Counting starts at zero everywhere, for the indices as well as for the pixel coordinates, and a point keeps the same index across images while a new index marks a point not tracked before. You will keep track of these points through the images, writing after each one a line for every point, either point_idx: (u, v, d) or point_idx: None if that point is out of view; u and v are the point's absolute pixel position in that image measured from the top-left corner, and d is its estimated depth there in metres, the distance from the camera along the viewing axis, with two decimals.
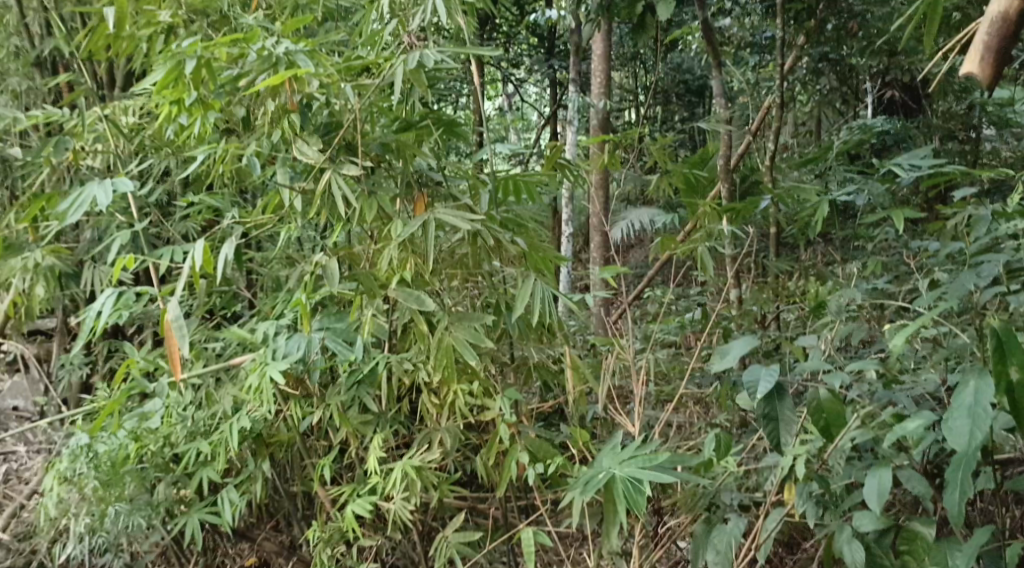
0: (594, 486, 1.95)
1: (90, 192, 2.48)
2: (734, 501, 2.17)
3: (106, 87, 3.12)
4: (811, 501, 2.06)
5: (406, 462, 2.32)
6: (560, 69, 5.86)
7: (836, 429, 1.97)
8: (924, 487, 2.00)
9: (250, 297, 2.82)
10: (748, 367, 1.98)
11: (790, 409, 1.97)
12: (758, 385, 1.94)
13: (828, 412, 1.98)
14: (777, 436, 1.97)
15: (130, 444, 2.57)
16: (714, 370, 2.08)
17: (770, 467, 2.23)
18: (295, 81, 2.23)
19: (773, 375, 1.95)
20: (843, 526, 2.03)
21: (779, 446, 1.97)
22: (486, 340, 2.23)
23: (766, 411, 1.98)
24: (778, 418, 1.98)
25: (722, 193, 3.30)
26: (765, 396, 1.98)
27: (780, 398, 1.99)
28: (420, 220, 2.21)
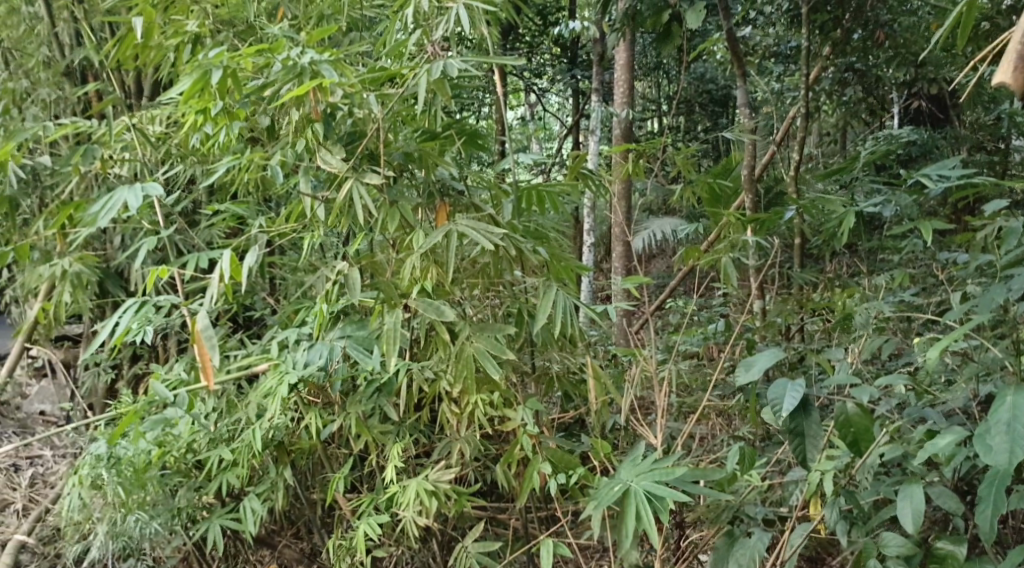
0: (607, 502, 1.95)
1: (120, 199, 2.51)
2: (759, 515, 2.14)
3: (134, 96, 3.15)
4: (839, 515, 2.03)
5: (418, 485, 2.32)
6: (583, 79, 5.86)
7: (864, 444, 1.94)
8: (955, 504, 1.98)
9: (274, 305, 2.84)
10: (774, 383, 1.97)
11: (816, 424, 1.95)
12: (783, 401, 1.92)
13: (856, 426, 1.95)
14: (803, 452, 1.94)
15: (152, 450, 2.58)
16: (741, 384, 2.06)
17: (795, 481, 2.20)
18: (319, 90, 2.24)
19: (798, 390, 1.93)
20: (872, 543, 2.02)
21: (805, 462, 1.94)
22: (508, 351, 2.22)
23: (792, 426, 1.96)
24: (805, 433, 1.96)
25: (746, 205, 3.28)
26: (791, 411, 1.97)
27: (806, 414, 1.97)
28: (442, 230, 2.21)
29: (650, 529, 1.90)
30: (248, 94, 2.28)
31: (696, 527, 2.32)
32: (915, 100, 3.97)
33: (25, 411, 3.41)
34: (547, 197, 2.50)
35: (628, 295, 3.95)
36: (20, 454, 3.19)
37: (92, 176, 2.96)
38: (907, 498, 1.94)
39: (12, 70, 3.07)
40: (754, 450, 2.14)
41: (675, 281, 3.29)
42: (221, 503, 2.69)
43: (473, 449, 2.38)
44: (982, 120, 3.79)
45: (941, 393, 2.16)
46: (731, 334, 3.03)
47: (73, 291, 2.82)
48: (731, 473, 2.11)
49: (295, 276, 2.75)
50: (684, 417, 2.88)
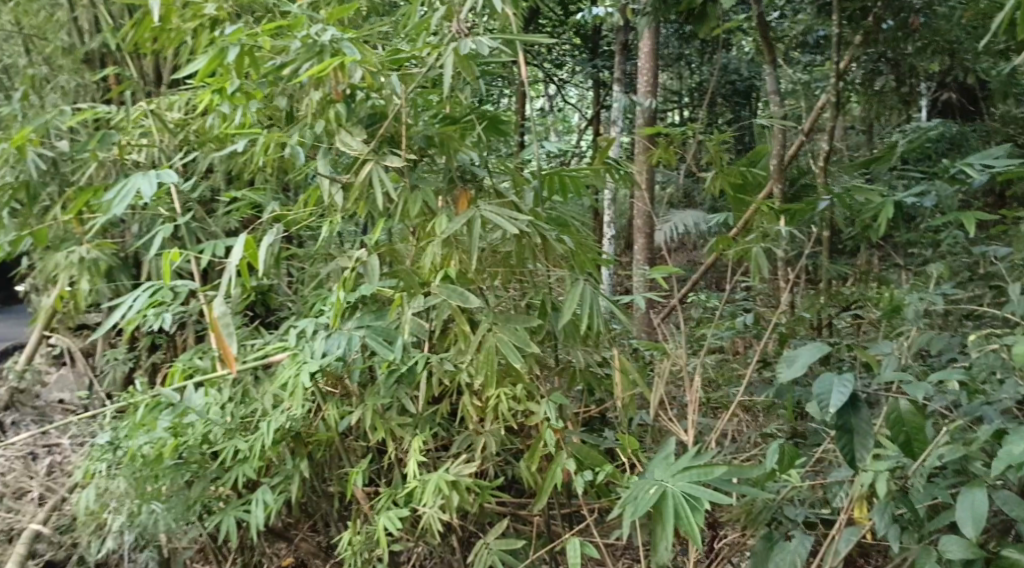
0: (645, 507, 1.86)
1: (135, 184, 2.44)
2: (798, 516, 2.08)
3: (150, 82, 3.10)
4: (890, 522, 1.95)
5: (440, 477, 2.24)
6: (604, 70, 5.78)
7: (917, 444, 1.88)
8: (1023, 511, 1.89)
9: (291, 295, 2.79)
10: (821, 377, 1.89)
11: (866, 422, 1.90)
12: (832, 396, 1.85)
13: (909, 425, 1.94)
14: (852, 450, 1.90)
15: (168, 440, 2.51)
16: (782, 378, 1.98)
17: (838, 482, 2.13)
18: (338, 70, 2.18)
19: (847, 384, 1.86)
20: (928, 550, 1.94)
21: (853, 461, 1.89)
22: (532, 344, 2.14)
23: (841, 422, 1.90)
24: (853, 431, 1.90)
25: (776, 195, 3.19)
26: (840, 407, 1.91)
27: (855, 410, 1.91)
28: (465, 216, 2.14)
29: (693, 532, 1.83)
30: (265, 73, 2.24)
31: (729, 527, 2.25)
32: (946, 92, 3.81)
33: (43, 400, 3.30)
34: (571, 183, 2.41)
35: (652, 288, 3.86)
36: (37, 443, 3.16)
37: (110, 162, 2.91)
38: (969, 503, 1.86)
39: (31, 56, 3.03)
40: (793, 447, 2.09)
41: (698, 275, 3.12)
42: (238, 495, 2.64)
43: (496, 444, 2.31)
44: (1013, 113, 3.55)
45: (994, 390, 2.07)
46: (761, 327, 2.94)
47: (90, 278, 2.77)
48: (769, 473, 2.03)
49: (312, 265, 2.67)
50: (712, 413, 2.80)
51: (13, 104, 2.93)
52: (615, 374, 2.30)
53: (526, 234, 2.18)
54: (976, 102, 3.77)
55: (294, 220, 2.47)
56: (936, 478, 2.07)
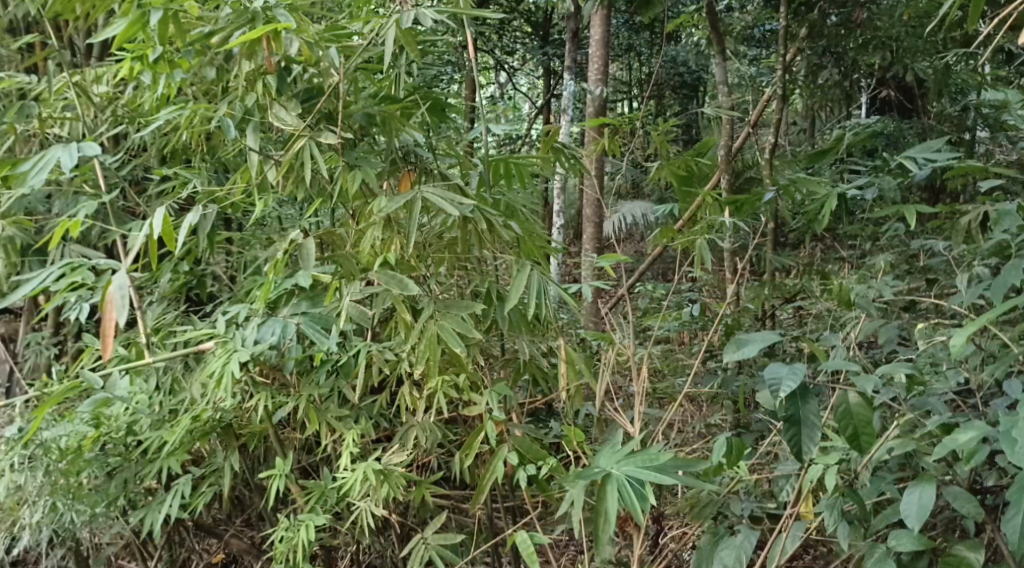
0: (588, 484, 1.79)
1: (53, 157, 2.31)
2: (744, 511, 2.03)
3: (77, 54, 2.94)
4: (840, 518, 1.92)
5: (366, 464, 2.14)
6: (554, 58, 5.72)
7: (867, 438, 1.81)
8: (972, 508, 1.87)
9: (227, 282, 2.69)
10: (771, 364, 1.82)
11: (814, 413, 1.81)
12: (781, 385, 1.78)
13: (857, 419, 1.82)
14: (799, 442, 1.81)
15: (89, 431, 2.40)
16: (728, 365, 1.90)
17: (785, 476, 2.08)
18: (272, 39, 2.04)
19: (797, 375, 1.78)
20: (876, 545, 1.90)
21: (800, 454, 1.80)
22: (475, 331, 2.04)
23: (789, 413, 1.81)
24: (801, 422, 1.81)
25: (723, 185, 3.14)
26: (789, 397, 1.82)
27: (804, 400, 1.82)
28: (406, 198, 2.03)
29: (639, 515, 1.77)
30: (192, 42, 2.06)
31: (675, 523, 2.19)
32: (885, 88, 3.78)
33: None
34: (517, 170, 2.33)
35: (597, 277, 3.81)
36: None
37: (31, 136, 2.75)
38: (918, 497, 1.83)
39: None
40: (741, 440, 1.98)
41: (644, 265, 3.06)
42: (163, 488, 2.53)
43: (431, 434, 2.22)
44: (947, 112, 3.50)
45: (938, 382, 2.04)
46: (707, 319, 2.89)
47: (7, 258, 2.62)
48: (717, 467, 1.96)
49: (248, 249, 2.58)
50: (656, 405, 2.76)
51: None
52: (561, 365, 2.21)
53: (471, 220, 2.08)
54: (915, 99, 3.74)
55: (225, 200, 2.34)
56: (883, 472, 2.03)
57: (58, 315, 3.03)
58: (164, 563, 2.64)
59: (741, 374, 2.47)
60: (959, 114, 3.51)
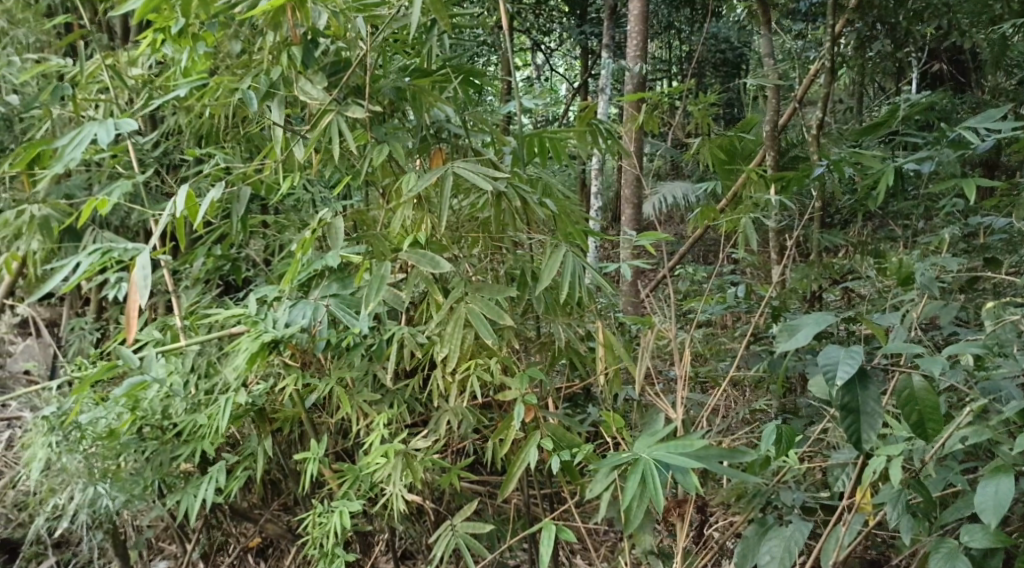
0: (612, 466, 1.67)
1: (90, 132, 2.28)
2: (795, 502, 1.94)
3: (115, 36, 2.90)
4: (904, 510, 1.82)
5: (387, 446, 2.07)
6: (592, 36, 5.61)
7: (932, 424, 1.71)
8: None
9: (260, 264, 2.64)
10: (826, 348, 1.72)
11: (874, 400, 1.70)
12: (837, 370, 1.68)
13: (921, 404, 1.73)
14: (858, 430, 1.70)
15: (124, 415, 2.36)
16: (778, 348, 1.79)
17: (840, 465, 1.98)
18: (298, 9, 1.97)
19: (854, 358, 1.69)
20: (944, 541, 1.81)
21: (859, 442, 1.69)
22: (506, 316, 1.94)
23: (848, 400, 1.71)
24: (860, 409, 1.71)
25: (768, 163, 3.01)
26: (846, 383, 1.71)
27: (863, 386, 1.72)
28: (437, 173, 1.92)
29: (657, 500, 1.62)
30: (216, 12, 2.02)
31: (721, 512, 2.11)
32: (937, 61, 3.64)
33: (7, 370, 3.11)
34: (553, 146, 2.25)
35: (637, 260, 3.71)
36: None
37: (67, 119, 2.72)
38: (992, 490, 1.74)
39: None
40: (793, 429, 1.88)
41: (687, 245, 2.96)
42: (199, 473, 2.49)
43: (465, 419, 2.13)
44: (1003, 85, 3.34)
45: (1006, 363, 1.93)
46: (752, 301, 2.79)
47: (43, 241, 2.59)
48: (767, 457, 1.86)
49: (282, 233, 2.55)
50: (699, 389, 2.67)
51: None
52: (598, 348, 2.09)
53: (505, 196, 1.97)
54: (969, 71, 3.58)
55: (255, 181, 2.28)
56: (947, 462, 1.93)
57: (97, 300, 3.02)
58: (200, 548, 2.62)
59: (789, 359, 2.38)
60: (1017, 88, 3.33)
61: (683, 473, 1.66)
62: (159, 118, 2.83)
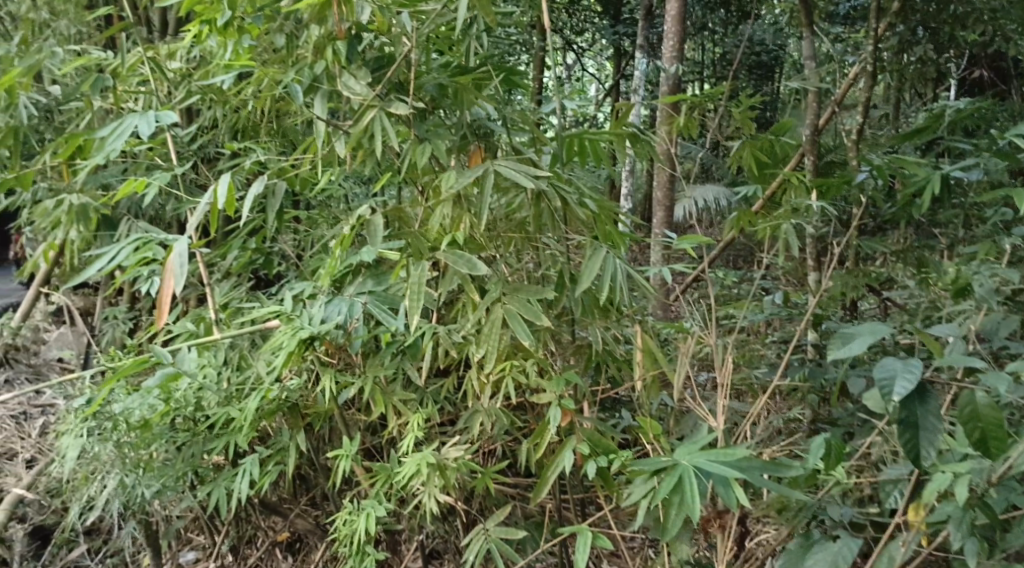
0: (649, 468, 1.65)
1: (131, 124, 2.28)
2: (844, 517, 1.89)
3: (154, 28, 2.93)
4: (968, 533, 1.73)
5: (419, 458, 2.05)
6: (626, 37, 5.57)
7: (995, 443, 1.70)
8: None
9: (293, 258, 2.64)
10: (882, 361, 1.68)
11: (933, 416, 1.67)
12: (895, 385, 1.64)
13: (984, 422, 1.72)
14: (916, 447, 1.67)
15: (158, 406, 2.35)
16: (831, 360, 1.76)
17: (893, 482, 1.96)
18: (344, 5, 1.98)
19: (912, 373, 1.65)
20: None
21: (918, 459, 1.67)
22: (544, 318, 1.91)
23: (906, 416, 1.68)
24: (918, 425, 1.68)
25: (806, 167, 2.96)
26: (904, 398, 1.68)
27: (922, 401, 1.69)
28: (477, 172, 1.91)
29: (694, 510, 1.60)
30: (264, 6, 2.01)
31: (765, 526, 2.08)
32: (980, 68, 3.58)
33: (42, 358, 3.14)
34: (590, 148, 2.23)
35: (670, 264, 3.66)
36: (32, 403, 2.99)
37: (107, 110, 2.72)
38: None
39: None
40: (841, 443, 1.83)
41: (723, 250, 2.93)
42: (231, 466, 2.49)
43: (499, 421, 2.11)
44: None
45: None
46: (790, 308, 2.75)
47: (81, 231, 2.59)
48: (814, 470, 1.81)
49: (315, 228, 2.57)
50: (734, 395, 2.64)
51: (10, 48, 2.69)
52: (637, 354, 2.05)
53: (545, 196, 1.95)
54: (1011, 78, 3.51)
55: (292, 176, 2.28)
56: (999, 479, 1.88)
57: (131, 290, 3.02)
58: (230, 541, 2.61)
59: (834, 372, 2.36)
60: None
61: (720, 480, 1.64)
62: (195, 111, 2.83)
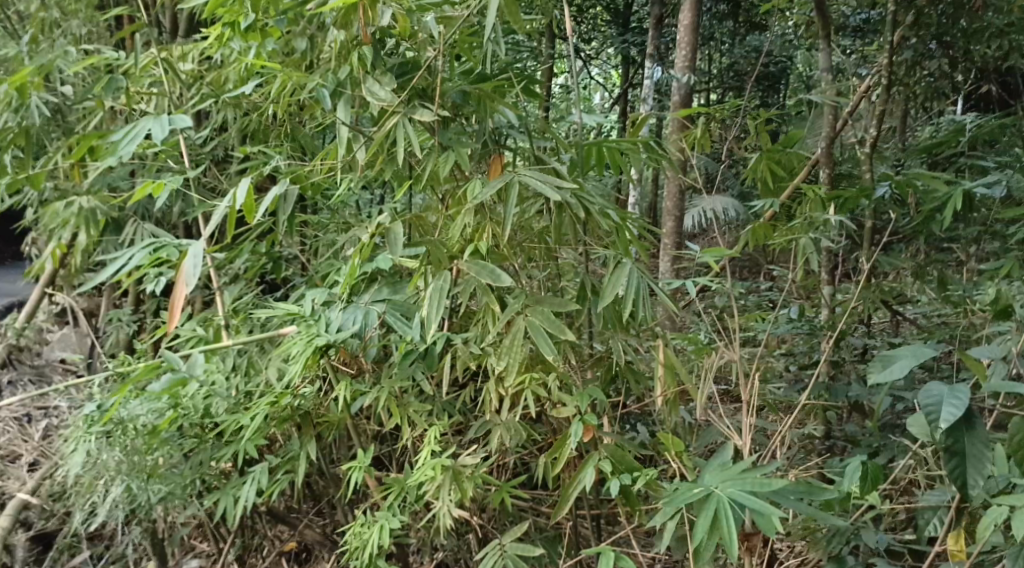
0: (682, 497, 1.65)
1: (146, 127, 2.25)
2: (879, 544, 1.90)
3: (165, 31, 2.87)
4: None
5: (435, 463, 2.03)
6: (635, 45, 5.52)
7: None
8: None
9: (303, 263, 2.61)
10: (928, 387, 1.68)
11: (981, 443, 1.65)
12: (941, 412, 1.63)
13: None
14: (964, 475, 1.65)
15: (167, 412, 2.31)
16: (871, 383, 1.74)
17: (931, 508, 1.95)
18: (369, 9, 1.95)
19: (960, 399, 1.64)
20: None
21: (966, 488, 1.65)
22: (567, 331, 1.88)
23: (952, 443, 1.66)
24: (965, 453, 1.66)
25: (822, 179, 2.92)
26: (950, 425, 1.67)
27: (969, 428, 1.67)
28: (500, 181, 1.87)
29: (732, 543, 1.60)
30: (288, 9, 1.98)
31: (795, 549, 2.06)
32: (995, 83, 3.55)
33: (44, 358, 3.09)
34: (610, 157, 2.20)
35: (679, 276, 3.58)
36: (35, 405, 2.94)
37: (119, 111, 2.68)
38: None
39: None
40: (879, 466, 1.82)
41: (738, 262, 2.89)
42: (238, 473, 2.44)
43: (517, 435, 2.08)
44: None
45: None
46: (808, 321, 2.71)
47: (90, 232, 2.55)
48: (848, 495, 1.80)
49: (325, 234, 2.53)
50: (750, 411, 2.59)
51: (19, 47, 2.65)
52: (658, 369, 2.02)
53: (568, 206, 1.91)
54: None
55: (308, 181, 2.24)
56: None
57: (136, 293, 2.97)
58: (236, 549, 2.56)
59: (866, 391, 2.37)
60: None
61: (753, 512, 1.64)
62: (206, 114, 2.79)
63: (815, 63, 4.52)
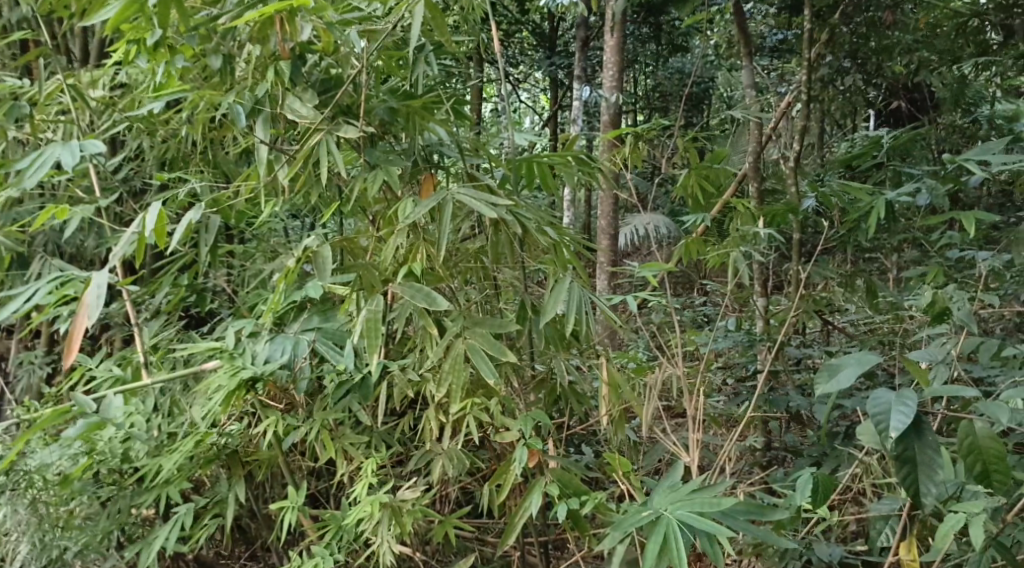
0: (632, 524, 1.59)
1: (53, 154, 2.12)
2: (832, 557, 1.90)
3: (75, 59, 2.70)
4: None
5: (371, 499, 1.94)
6: (561, 68, 5.49)
7: (999, 475, 1.68)
8: None
9: (229, 294, 2.49)
10: (875, 394, 1.66)
11: (932, 448, 1.65)
12: (890, 420, 1.61)
13: (986, 454, 1.69)
14: (916, 482, 1.64)
15: (80, 458, 2.16)
16: (818, 394, 1.72)
17: (883, 518, 1.93)
18: (286, 23, 1.86)
19: (907, 406, 1.62)
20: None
21: (919, 494, 1.64)
22: (508, 353, 1.82)
23: (902, 450, 1.65)
24: (916, 460, 1.65)
25: (752, 193, 2.90)
26: (900, 432, 1.65)
27: (918, 434, 1.66)
28: (433, 200, 1.80)
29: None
30: (199, 25, 1.89)
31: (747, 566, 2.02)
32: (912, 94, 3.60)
33: None
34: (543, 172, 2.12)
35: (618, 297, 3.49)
36: None
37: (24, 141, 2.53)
38: None
39: None
40: (828, 478, 1.81)
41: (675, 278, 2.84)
42: (162, 520, 2.30)
43: (458, 463, 2.01)
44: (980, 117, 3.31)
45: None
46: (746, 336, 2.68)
47: None
48: (802, 510, 1.78)
49: (251, 262, 2.43)
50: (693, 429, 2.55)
51: None
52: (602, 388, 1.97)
53: (504, 223, 1.86)
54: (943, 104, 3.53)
55: (229, 206, 2.14)
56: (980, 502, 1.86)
57: (49, 332, 2.79)
58: None
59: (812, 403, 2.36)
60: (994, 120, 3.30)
61: (703, 533, 1.59)
62: (120, 143, 2.66)
63: (737, 81, 4.56)
